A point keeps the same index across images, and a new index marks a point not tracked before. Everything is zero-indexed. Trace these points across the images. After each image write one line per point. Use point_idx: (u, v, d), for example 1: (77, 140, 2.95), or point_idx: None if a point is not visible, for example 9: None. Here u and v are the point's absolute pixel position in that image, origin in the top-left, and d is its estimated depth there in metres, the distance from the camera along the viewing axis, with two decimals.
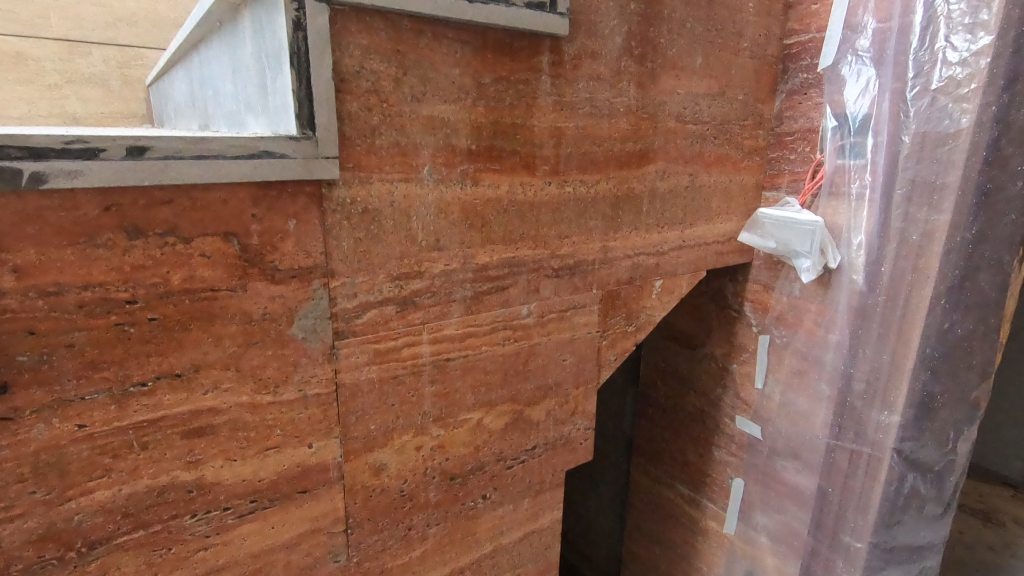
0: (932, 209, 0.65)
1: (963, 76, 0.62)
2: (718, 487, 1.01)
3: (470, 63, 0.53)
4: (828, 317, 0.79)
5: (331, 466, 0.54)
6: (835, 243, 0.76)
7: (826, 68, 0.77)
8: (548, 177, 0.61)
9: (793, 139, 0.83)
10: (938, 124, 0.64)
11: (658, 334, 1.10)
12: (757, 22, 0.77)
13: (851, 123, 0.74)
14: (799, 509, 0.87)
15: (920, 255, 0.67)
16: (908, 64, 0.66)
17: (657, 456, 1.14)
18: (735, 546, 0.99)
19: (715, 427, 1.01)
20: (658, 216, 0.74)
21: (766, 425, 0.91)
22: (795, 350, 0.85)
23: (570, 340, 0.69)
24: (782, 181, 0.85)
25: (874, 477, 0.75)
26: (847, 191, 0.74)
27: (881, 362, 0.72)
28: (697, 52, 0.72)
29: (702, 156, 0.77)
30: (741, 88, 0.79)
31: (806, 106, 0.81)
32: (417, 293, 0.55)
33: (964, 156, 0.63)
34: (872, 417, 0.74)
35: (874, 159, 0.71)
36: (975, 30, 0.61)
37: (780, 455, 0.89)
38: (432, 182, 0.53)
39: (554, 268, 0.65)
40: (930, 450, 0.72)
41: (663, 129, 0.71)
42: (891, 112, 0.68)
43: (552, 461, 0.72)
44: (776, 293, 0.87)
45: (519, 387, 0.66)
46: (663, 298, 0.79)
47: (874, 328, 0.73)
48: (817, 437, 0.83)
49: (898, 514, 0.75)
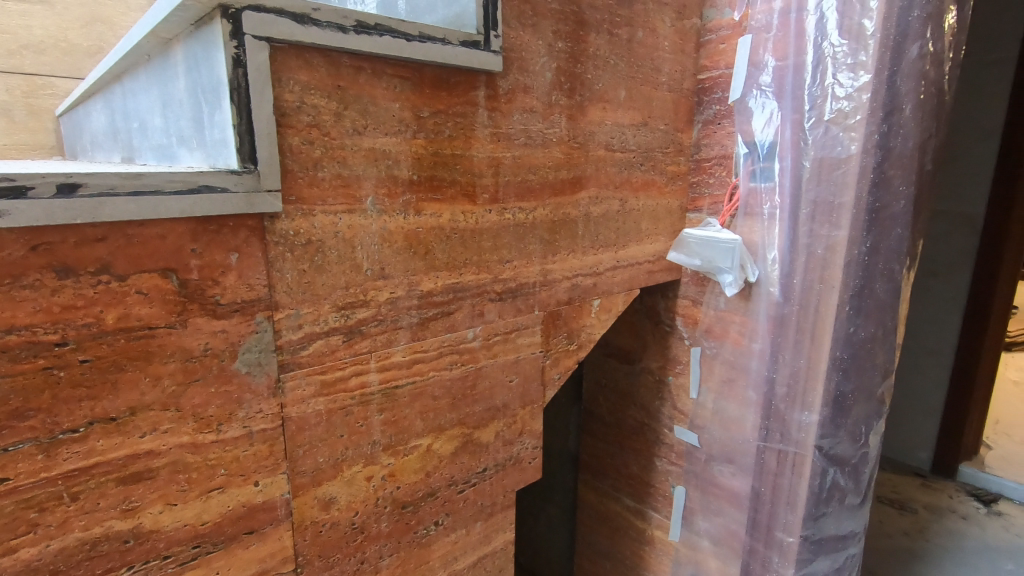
0: (833, 226, 0.73)
1: (849, 108, 0.70)
2: (661, 496, 1.05)
3: (409, 97, 0.55)
4: (750, 328, 0.86)
5: (278, 503, 0.52)
6: (753, 259, 0.83)
7: (735, 100, 0.84)
8: (488, 205, 0.64)
9: (710, 165, 0.90)
10: (832, 150, 0.72)
11: (598, 351, 1.14)
12: (672, 59, 0.84)
13: (760, 150, 0.81)
14: (736, 511, 0.92)
15: (825, 267, 0.75)
16: (804, 97, 0.75)
17: (602, 470, 1.17)
18: (680, 552, 1.03)
19: (656, 438, 1.05)
20: (592, 239, 0.78)
21: (701, 433, 0.96)
22: (724, 360, 0.91)
23: (515, 361, 0.71)
24: (703, 204, 0.91)
25: (800, 474, 0.81)
26: (760, 211, 0.81)
27: (799, 366, 0.79)
28: (621, 86, 0.77)
29: (630, 182, 0.82)
30: (661, 119, 0.85)
31: (720, 134, 0.88)
32: (363, 321, 0.55)
33: (855, 178, 0.71)
34: (795, 417, 0.81)
35: (781, 182, 0.78)
36: (856, 69, 0.70)
37: (716, 460, 0.94)
38: (376, 212, 0.54)
39: (497, 291, 0.67)
40: (846, 445, 0.80)
41: (593, 157, 0.75)
42: (793, 140, 0.76)
43: (503, 482, 0.73)
44: (704, 307, 0.93)
45: (467, 410, 0.67)
46: (601, 316, 0.83)
47: (790, 335, 0.80)
48: (748, 440, 0.88)
49: (822, 506, 0.82)
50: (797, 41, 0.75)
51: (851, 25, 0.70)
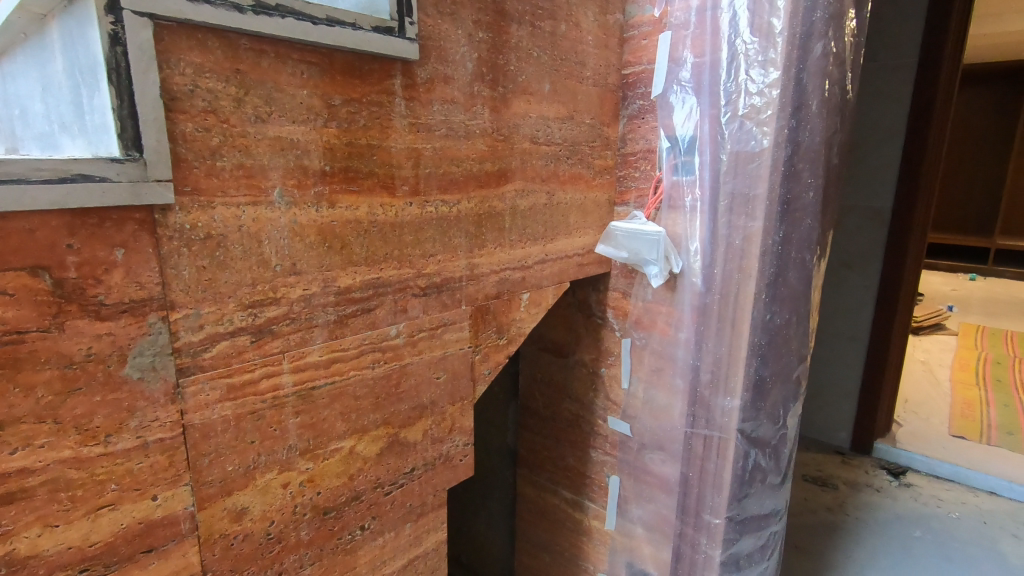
0: (749, 217, 0.76)
1: (761, 103, 0.73)
2: (597, 487, 1.07)
3: (318, 84, 0.52)
4: (676, 318, 0.88)
5: (181, 517, 0.49)
6: (677, 250, 0.85)
7: (658, 95, 0.86)
8: (408, 197, 0.62)
9: (636, 159, 0.91)
10: (746, 144, 0.75)
11: (533, 345, 1.14)
12: (597, 53, 0.85)
13: (681, 144, 0.83)
14: (667, 497, 0.94)
15: (742, 257, 0.78)
16: (720, 93, 0.77)
17: (540, 464, 1.18)
18: (615, 541, 1.05)
19: (590, 430, 1.06)
20: (520, 232, 0.77)
21: (633, 422, 0.98)
22: (652, 350, 0.93)
23: (442, 358, 0.70)
24: (630, 197, 0.93)
25: (724, 457, 0.85)
26: (683, 204, 0.83)
27: (721, 353, 0.82)
28: (546, 79, 0.77)
29: (557, 175, 0.82)
30: (587, 113, 0.85)
31: (644, 129, 0.89)
32: (274, 320, 0.52)
33: (767, 171, 0.74)
34: (718, 403, 0.84)
35: (701, 175, 0.81)
36: (766, 66, 0.73)
37: (647, 448, 0.96)
38: (284, 205, 0.52)
39: (421, 287, 0.65)
40: (766, 426, 0.84)
41: (519, 150, 0.75)
42: (711, 134, 0.79)
43: (433, 481, 0.72)
44: (633, 299, 0.94)
45: (392, 409, 0.65)
46: (531, 310, 0.82)
47: (712, 324, 0.82)
48: (676, 427, 0.91)
49: (745, 486, 0.86)
50: (712, 38, 0.77)
51: (761, 24, 0.72)
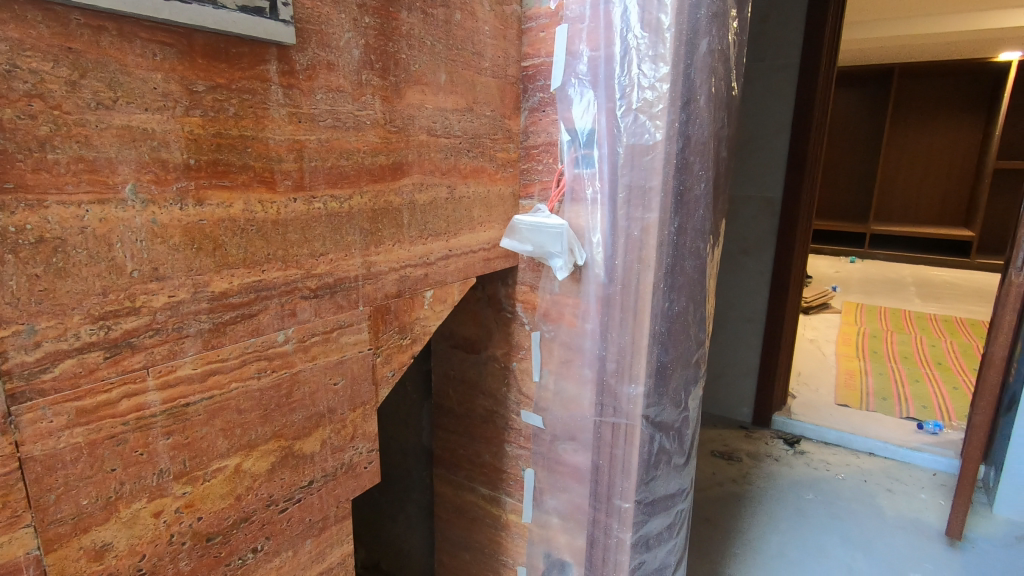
0: (646, 209, 0.78)
1: (653, 98, 0.75)
2: (513, 481, 1.07)
3: (176, 67, 0.47)
4: (582, 309, 0.89)
5: (23, 564, 0.43)
6: (580, 242, 0.85)
7: (557, 89, 0.86)
8: (292, 193, 0.58)
9: (539, 152, 0.91)
10: (641, 137, 0.77)
11: (444, 342, 1.12)
12: (494, 44, 0.84)
13: (581, 137, 0.84)
14: (580, 485, 0.95)
15: (641, 247, 0.80)
16: (615, 87, 0.78)
17: (456, 463, 1.16)
18: (532, 532, 1.05)
19: (504, 425, 1.06)
20: (420, 228, 0.75)
21: (545, 414, 0.98)
22: (561, 342, 0.93)
23: (339, 362, 0.66)
24: (534, 190, 0.92)
25: (631, 443, 0.87)
26: (584, 196, 0.84)
27: (625, 342, 0.84)
28: (441, 69, 0.75)
29: (458, 168, 0.80)
30: (487, 104, 0.84)
31: (545, 122, 0.89)
32: (133, 332, 0.47)
33: (661, 163, 0.76)
34: (624, 391, 0.86)
35: (600, 168, 0.82)
36: (657, 61, 0.75)
37: (560, 439, 0.97)
38: (139, 203, 0.46)
39: (311, 288, 0.61)
40: (668, 410, 0.88)
41: (415, 143, 0.72)
42: (608, 128, 0.80)
43: (335, 492, 0.68)
44: (541, 292, 0.94)
45: (284, 421, 0.60)
46: (435, 307, 0.80)
47: (616, 314, 0.84)
48: (586, 416, 0.92)
49: (651, 469, 0.89)
50: (606, 33, 0.78)
51: (650, 20, 0.74)
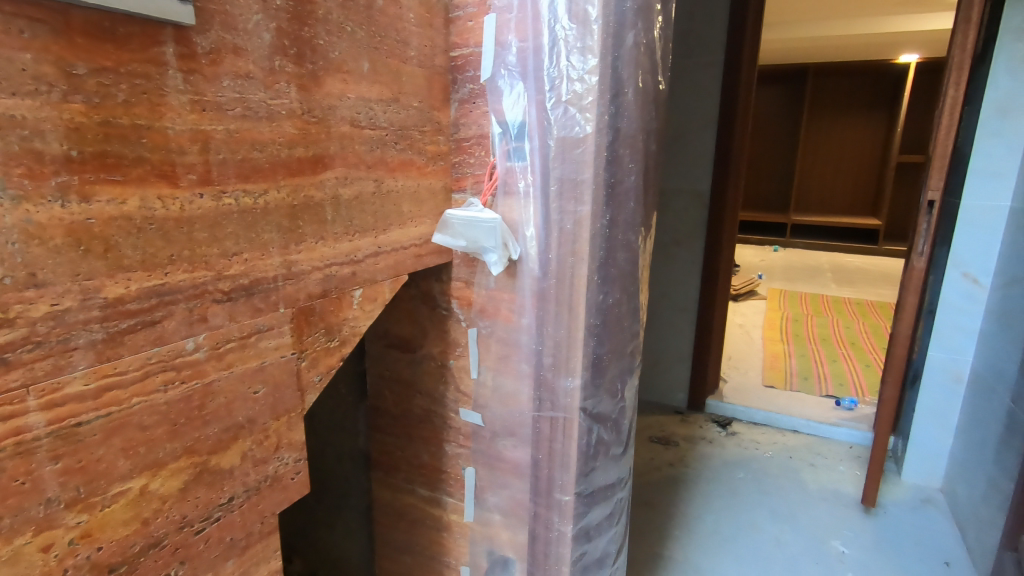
0: (578, 202, 0.78)
1: (582, 90, 0.75)
2: (453, 480, 1.05)
3: (49, 47, 0.42)
4: (518, 304, 0.88)
5: None
6: (514, 237, 0.84)
7: (487, 80, 0.84)
8: (198, 187, 0.53)
9: (470, 144, 0.88)
10: (571, 130, 0.76)
11: (378, 341, 1.08)
12: (420, 33, 0.81)
13: (512, 129, 0.83)
14: (520, 481, 0.95)
15: (574, 241, 0.79)
16: (544, 79, 0.77)
17: (394, 465, 1.13)
18: (474, 531, 1.04)
19: (442, 424, 1.04)
20: (345, 224, 0.71)
21: (484, 411, 0.97)
22: (498, 337, 0.92)
23: (259, 369, 0.62)
24: (466, 183, 0.90)
25: (570, 436, 0.87)
26: (517, 189, 0.83)
27: (561, 336, 0.84)
28: (363, 56, 0.71)
29: (385, 161, 0.77)
30: (414, 95, 0.81)
31: (475, 114, 0.87)
32: (7, 347, 0.42)
33: (592, 156, 0.76)
34: (561, 385, 0.86)
35: (532, 161, 0.81)
36: (585, 53, 0.74)
37: (499, 435, 0.96)
38: (7, 200, 0.41)
39: (224, 291, 0.57)
40: (605, 401, 0.89)
41: (337, 134, 0.68)
42: (538, 120, 0.79)
43: (259, 507, 0.64)
44: (476, 288, 0.93)
45: (197, 434, 0.56)
46: (365, 307, 0.77)
47: (551, 308, 0.83)
48: (524, 411, 0.91)
49: (590, 460, 0.90)
50: (534, 23, 0.77)
51: (578, 11, 0.74)
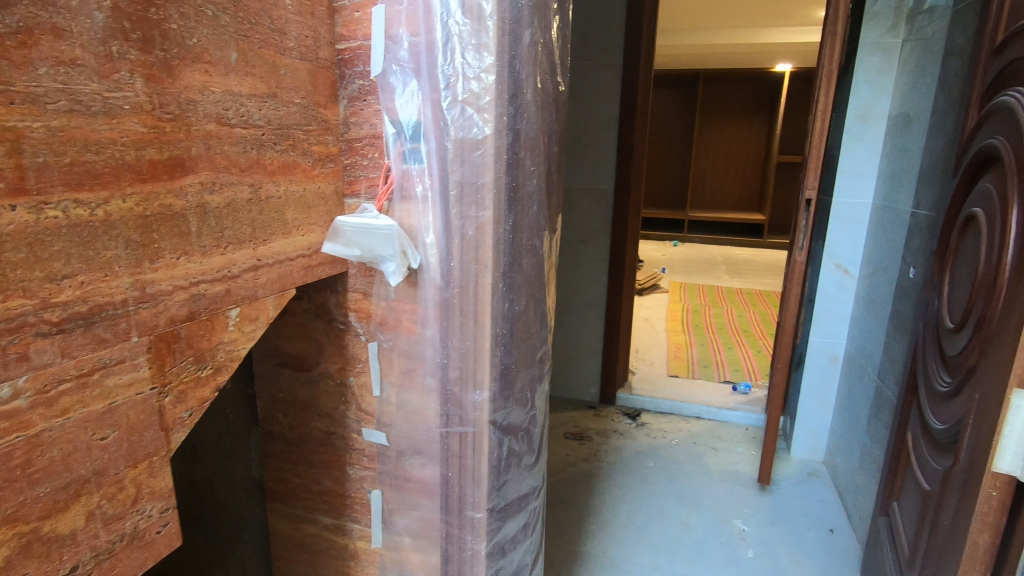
0: (478, 207, 0.74)
1: (479, 89, 0.71)
2: (359, 505, 0.98)
3: None
4: (421, 315, 0.82)
5: None
6: (413, 244, 0.79)
7: (378, 76, 0.77)
8: (9, 198, 0.43)
9: (362, 145, 0.82)
10: (469, 131, 0.72)
11: (269, 360, 0.98)
12: (299, 21, 0.73)
13: (407, 130, 0.77)
14: (430, 501, 0.90)
15: (477, 248, 0.75)
16: (439, 76, 0.73)
17: (293, 494, 1.04)
18: (384, 557, 0.97)
19: (345, 446, 0.96)
20: (215, 235, 0.63)
21: (388, 430, 0.91)
22: (400, 351, 0.86)
23: (107, 411, 0.52)
24: (360, 187, 0.83)
25: (480, 451, 0.84)
26: (414, 193, 0.78)
27: (466, 348, 0.79)
28: (229, 45, 0.63)
29: (262, 163, 0.69)
30: (294, 90, 0.73)
31: (367, 113, 0.80)
32: None
33: (492, 159, 0.73)
34: (469, 398, 0.81)
35: (429, 164, 0.76)
36: (480, 50, 0.71)
37: (406, 454, 0.90)
38: None
39: (53, 321, 0.47)
40: (514, 411, 0.87)
41: (199, 132, 0.60)
42: (434, 120, 0.74)
43: (116, 571, 0.55)
44: (375, 299, 0.86)
45: (21, 497, 0.46)
46: (244, 328, 0.69)
47: (455, 318, 0.79)
48: (431, 428, 0.86)
49: (501, 472, 0.87)
50: (426, 17, 0.72)
51: (471, 5, 0.70)
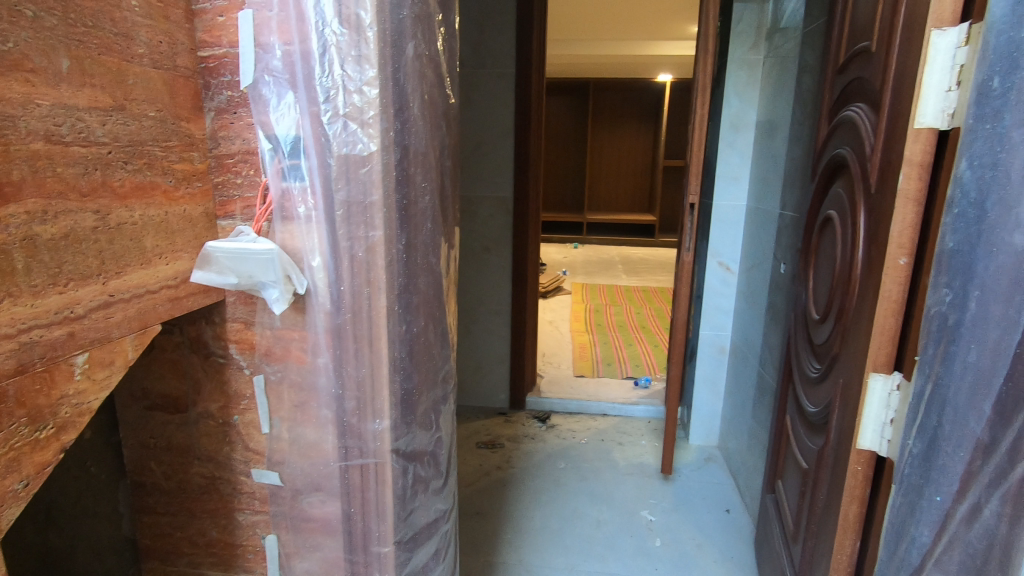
0: (368, 226, 0.70)
1: (362, 103, 0.67)
2: (252, 553, 0.90)
3: None
4: (311, 342, 0.76)
5: None
6: (299, 267, 0.72)
7: (248, 87, 0.71)
8: None
9: (234, 162, 0.74)
10: (353, 147, 0.68)
11: (137, 403, 0.87)
12: (150, 25, 0.65)
13: (284, 146, 0.71)
14: (332, 540, 0.84)
15: (369, 270, 0.71)
16: (317, 88, 0.68)
17: (175, 550, 0.93)
18: None
19: (231, 491, 0.88)
20: (51, 271, 0.54)
21: (282, 469, 0.84)
22: (290, 383, 0.79)
23: None
24: (235, 208, 0.76)
25: (384, 482, 0.79)
26: (297, 214, 0.71)
27: (363, 375, 0.75)
28: (60, 51, 0.54)
29: (111, 185, 0.60)
30: (148, 102, 0.65)
31: (238, 126, 0.73)
32: None
33: (380, 176, 0.69)
34: (369, 428, 0.77)
35: (311, 182, 0.70)
36: (361, 62, 0.67)
37: (302, 493, 0.84)
38: None
39: None
40: (418, 435, 0.84)
41: (22, 153, 0.51)
42: (314, 135, 0.69)
43: None
44: (258, 328, 0.78)
45: None
46: (96, 375, 0.60)
47: (349, 345, 0.74)
48: (329, 462, 0.80)
49: (407, 501, 0.84)
50: (299, 24, 0.67)
51: (348, 15, 0.65)
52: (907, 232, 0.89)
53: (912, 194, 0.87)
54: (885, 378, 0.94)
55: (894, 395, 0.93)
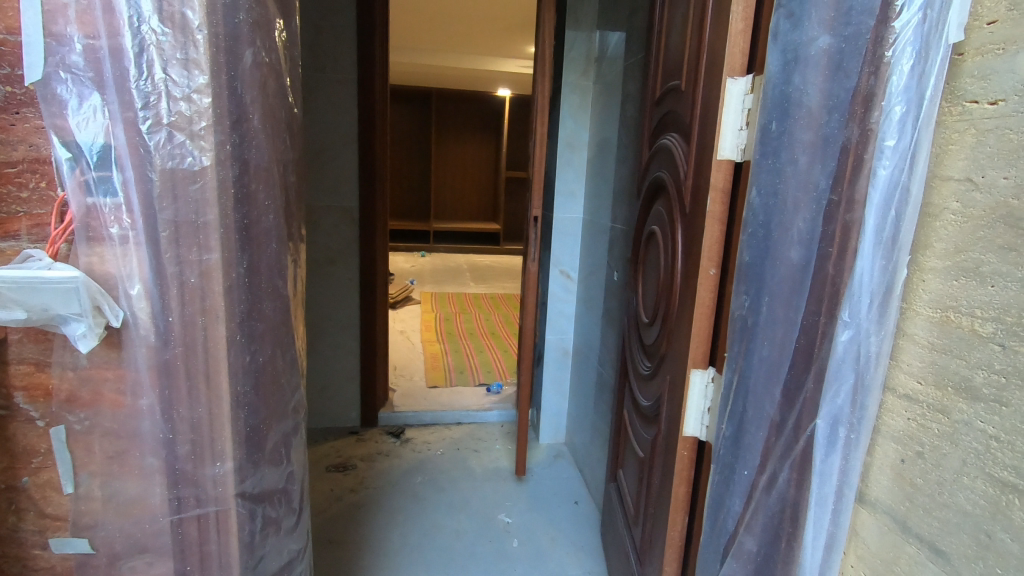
0: (202, 248, 0.63)
1: (191, 112, 0.61)
2: None
3: None
4: (130, 382, 0.66)
5: None
6: (112, 296, 0.62)
7: (34, 83, 0.59)
8: None
9: (17, 171, 0.61)
10: (180, 161, 0.61)
11: None
12: None
13: (88, 155, 0.60)
14: None
15: (204, 297, 0.64)
16: (132, 92, 0.59)
17: None
18: None
19: (20, 570, 0.72)
20: None
21: (93, 533, 0.71)
22: (103, 431, 0.68)
23: None
24: (19, 227, 0.62)
25: (228, 532, 0.72)
26: (108, 235, 0.61)
27: (199, 416, 0.67)
28: None
29: None
30: None
31: (22, 129, 0.61)
32: None
33: (215, 193, 0.63)
34: (207, 473, 0.69)
35: (126, 198, 0.61)
36: (189, 67, 0.60)
37: (122, 557, 0.72)
38: None
39: None
40: (267, 473, 0.77)
41: None
42: (130, 145, 0.60)
43: None
44: (56, 369, 0.65)
45: None
46: None
47: (181, 382, 0.65)
48: (157, 517, 0.70)
49: (257, 550, 0.77)
50: (106, 16, 0.58)
51: (172, 13, 0.59)
52: (715, 247, 1.04)
53: (717, 214, 1.03)
54: (702, 373, 1.09)
55: (710, 386, 1.09)
